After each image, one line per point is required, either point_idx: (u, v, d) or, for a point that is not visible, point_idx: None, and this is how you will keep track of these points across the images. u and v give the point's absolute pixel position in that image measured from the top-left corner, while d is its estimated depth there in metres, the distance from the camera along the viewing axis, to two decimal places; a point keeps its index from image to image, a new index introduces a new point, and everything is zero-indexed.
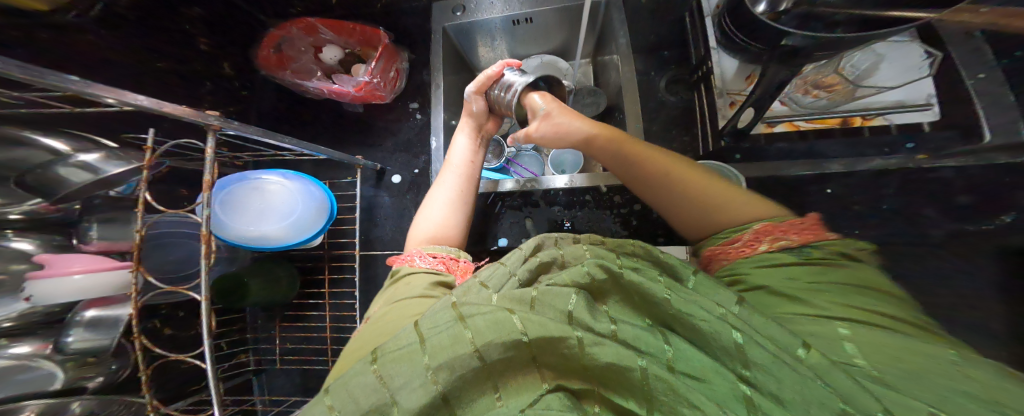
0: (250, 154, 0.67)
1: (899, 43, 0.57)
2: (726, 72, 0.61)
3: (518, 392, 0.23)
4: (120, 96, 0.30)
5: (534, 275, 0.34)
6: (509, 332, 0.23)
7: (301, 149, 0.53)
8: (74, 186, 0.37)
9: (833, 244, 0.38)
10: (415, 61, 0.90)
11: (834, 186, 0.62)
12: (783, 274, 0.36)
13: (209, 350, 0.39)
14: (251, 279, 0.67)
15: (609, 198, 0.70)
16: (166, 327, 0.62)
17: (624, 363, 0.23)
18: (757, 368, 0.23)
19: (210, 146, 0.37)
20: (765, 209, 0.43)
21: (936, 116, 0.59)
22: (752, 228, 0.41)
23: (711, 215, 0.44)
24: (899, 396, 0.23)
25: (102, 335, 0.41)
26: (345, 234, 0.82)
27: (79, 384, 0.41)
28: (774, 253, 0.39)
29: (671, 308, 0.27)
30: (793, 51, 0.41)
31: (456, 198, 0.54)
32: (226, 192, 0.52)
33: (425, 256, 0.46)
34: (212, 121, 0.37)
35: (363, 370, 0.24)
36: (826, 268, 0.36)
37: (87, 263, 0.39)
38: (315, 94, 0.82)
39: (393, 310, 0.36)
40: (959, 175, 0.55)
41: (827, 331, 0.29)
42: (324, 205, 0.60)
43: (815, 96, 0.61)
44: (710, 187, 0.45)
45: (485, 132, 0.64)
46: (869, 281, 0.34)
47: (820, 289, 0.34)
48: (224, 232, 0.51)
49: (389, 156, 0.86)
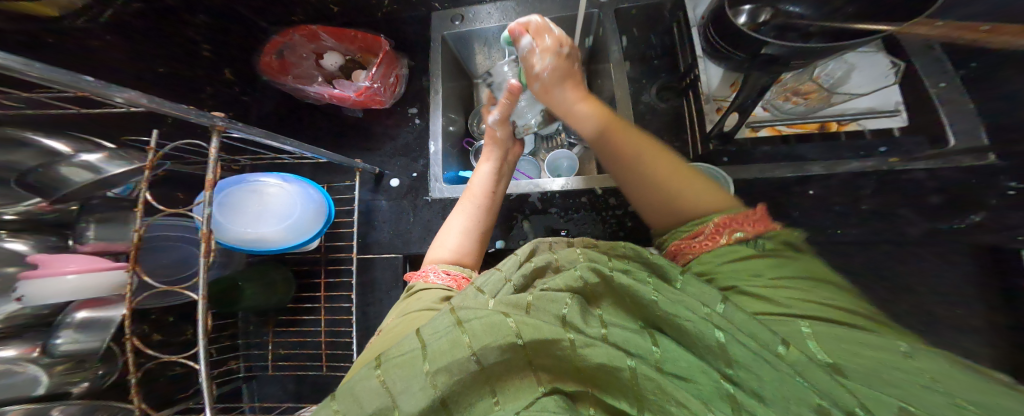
0: (250, 158, 0.67)
1: (867, 53, 0.59)
2: (712, 81, 0.63)
3: (515, 395, 0.25)
4: (127, 96, 0.30)
5: (529, 280, 0.35)
6: (504, 334, 0.25)
7: (305, 151, 0.54)
8: (72, 186, 0.37)
9: (779, 234, 0.40)
10: (415, 68, 0.92)
11: (816, 188, 0.66)
12: (750, 271, 0.37)
13: (204, 353, 0.39)
14: (245, 282, 0.68)
15: (604, 200, 0.71)
16: (155, 332, 0.61)
17: (614, 363, 0.24)
18: (737, 367, 0.24)
19: (214, 146, 0.37)
20: (721, 201, 0.43)
21: (904, 122, 0.60)
22: (712, 221, 0.42)
23: (669, 204, 0.45)
24: (871, 392, 0.24)
25: (92, 337, 0.41)
26: (342, 238, 0.81)
27: (65, 389, 0.41)
28: (734, 246, 0.39)
29: (659, 310, 0.28)
30: (771, 59, 0.42)
31: (469, 226, 0.56)
32: (224, 194, 0.52)
33: (439, 272, 0.49)
34: (217, 122, 0.37)
35: (368, 375, 0.25)
36: (784, 261, 0.37)
37: (82, 263, 0.38)
38: (315, 99, 0.84)
39: (402, 321, 0.38)
40: (931, 177, 0.59)
41: (790, 331, 0.29)
42: (323, 207, 0.61)
43: (795, 102, 0.62)
44: (674, 181, 0.44)
45: (512, 156, 0.68)
46: (818, 273, 0.36)
47: (783, 285, 0.35)
48: (223, 234, 0.51)
49: (388, 160, 0.87)
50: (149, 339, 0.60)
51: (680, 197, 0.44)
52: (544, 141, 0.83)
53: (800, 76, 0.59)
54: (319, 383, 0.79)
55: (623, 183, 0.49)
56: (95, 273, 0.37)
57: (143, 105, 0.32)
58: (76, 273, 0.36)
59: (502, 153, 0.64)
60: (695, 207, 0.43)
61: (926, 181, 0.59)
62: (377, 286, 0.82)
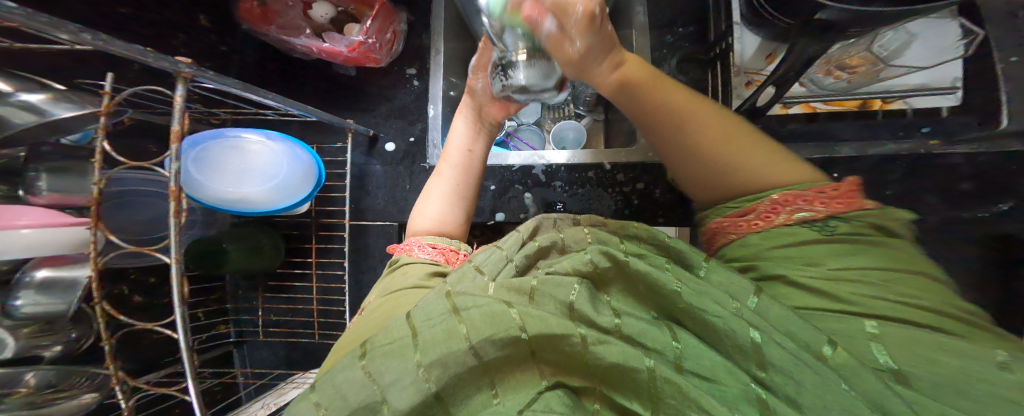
0: (229, 111, 0.61)
1: (937, 21, 0.55)
2: (746, 51, 0.61)
3: (515, 389, 0.23)
4: (73, 31, 0.24)
5: (531, 261, 0.33)
6: (507, 326, 0.23)
7: (289, 108, 0.48)
8: (11, 129, 0.33)
9: (866, 214, 0.35)
10: (414, 23, 0.84)
11: (840, 171, 0.62)
12: (801, 261, 0.34)
13: (183, 319, 0.36)
14: (229, 244, 0.63)
15: (611, 176, 0.68)
16: (135, 295, 0.58)
17: (632, 363, 0.22)
18: (773, 370, 0.23)
19: (180, 95, 0.32)
20: (785, 172, 0.38)
21: (954, 102, 0.59)
22: (768, 197, 0.37)
23: (732, 180, 0.39)
24: (924, 400, 0.23)
25: (57, 298, 0.39)
26: (334, 203, 0.77)
27: (33, 353, 0.39)
28: (794, 227, 0.36)
29: (681, 302, 0.27)
30: (826, 26, 0.39)
31: (454, 192, 0.53)
32: (199, 149, 0.46)
33: (425, 246, 0.46)
34: (183, 69, 0.31)
35: (352, 365, 0.24)
36: (849, 248, 0.34)
37: (38, 217, 0.33)
38: (303, 54, 0.78)
39: (388, 300, 0.36)
40: (969, 162, 0.55)
41: (841, 330, 0.28)
42: (311, 168, 0.56)
43: (837, 77, 0.59)
44: (736, 152, 0.38)
45: (490, 119, 0.58)
46: (891, 260, 0.33)
47: (851, 278, 0.32)
48: (200, 192, 0.46)
49: (383, 123, 0.82)
50: (125, 301, 0.57)
51: (744, 174, 0.38)
52: (550, 112, 0.77)
53: (852, 48, 0.54)
54: (312, 350, 0.77)
55: (674, 160, 0.42)
56: (55, 229, 0.33)
57: (96, 46, 0.26)
58: (31, 228, 0.32)
59: (477, 109, 0.57)
60: (761, 181, 0.38)
61: (961, 166, 0.56)
62: (371, 254, 0.79)
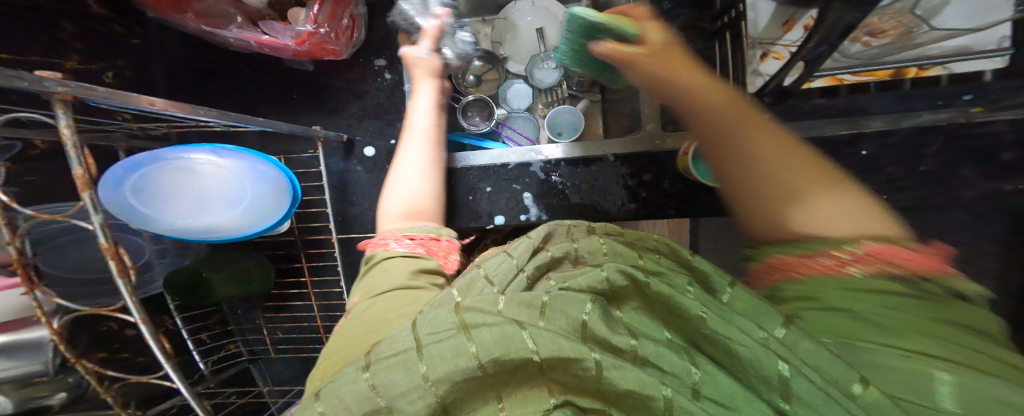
0: (163, 125, 0.55)
1: None
2: (760, 21, 0.60)
3: (522, 405, 0.20)
4: None
5: (542, 273, 0.31)
6: (519, 349, 0.20)
7: (229, 121, 0.42)
8: None
9: (952, 281, 0.31)
10: (375, 5, 0.75)
11: (869, 148, 0.61)
12: (877, 302, 0.30)
13: (178, 373, 0.34)
14: (211, 271, 0.59)
15: (617, 169, 0.63)
16: (126, 328, 0.55)
17: (649, 392, 0.20)
18: (798, 402, 0.20)
19: (64, 125, 0.26)
20: (879, 225, 0.34)
21: (1002, 64, 0.53)
22: (858, 247, 0.33)
23: (818, 224, 0.34)
24: None
25: (27, 360, 0.35)
26: (317, 218, 0.73)
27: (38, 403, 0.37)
28: (871, 277, 0.31)
29: (704, 328, 0.25)
30: None
31: (428, 165, 0.52)
32: (139, 175, 0.40)
33: (402, 239, 0.42)
34: (54, 89, 0.24)
35: (354, 377, 0.21)
36: (925, 299, 0.30)
37: None
38: (240, 47, 0.70)
39: (371, 306, 0.33)
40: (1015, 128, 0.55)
41: (920, 377, 0.23)
42: (283, 185, 0.51)
43: (865, 44, 0.55)
44: (820, 194, 0.35)
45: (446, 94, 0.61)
46: (978, 323, 0.28)
47: (913, 319, 0.28)
48: (154, 226, 0.42)
49: (357, 124, 0.76)
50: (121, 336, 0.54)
51: (824, 216, 0.34)
52: (542, 95, 0.73)
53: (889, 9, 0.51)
54: None
55: (748, 199, 0.38)
56: None
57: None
58: None
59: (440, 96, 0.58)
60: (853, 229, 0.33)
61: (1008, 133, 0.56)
62: None
